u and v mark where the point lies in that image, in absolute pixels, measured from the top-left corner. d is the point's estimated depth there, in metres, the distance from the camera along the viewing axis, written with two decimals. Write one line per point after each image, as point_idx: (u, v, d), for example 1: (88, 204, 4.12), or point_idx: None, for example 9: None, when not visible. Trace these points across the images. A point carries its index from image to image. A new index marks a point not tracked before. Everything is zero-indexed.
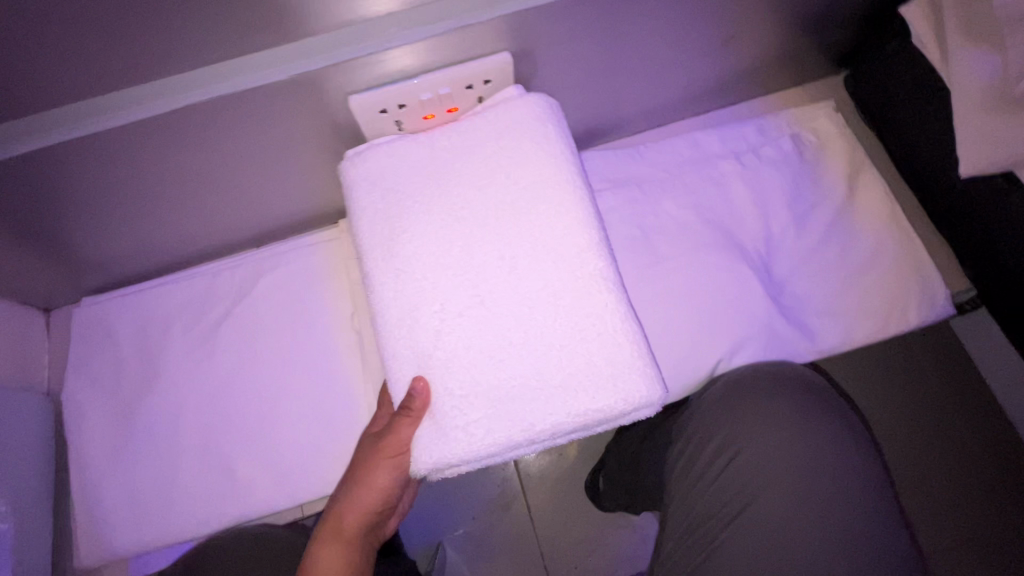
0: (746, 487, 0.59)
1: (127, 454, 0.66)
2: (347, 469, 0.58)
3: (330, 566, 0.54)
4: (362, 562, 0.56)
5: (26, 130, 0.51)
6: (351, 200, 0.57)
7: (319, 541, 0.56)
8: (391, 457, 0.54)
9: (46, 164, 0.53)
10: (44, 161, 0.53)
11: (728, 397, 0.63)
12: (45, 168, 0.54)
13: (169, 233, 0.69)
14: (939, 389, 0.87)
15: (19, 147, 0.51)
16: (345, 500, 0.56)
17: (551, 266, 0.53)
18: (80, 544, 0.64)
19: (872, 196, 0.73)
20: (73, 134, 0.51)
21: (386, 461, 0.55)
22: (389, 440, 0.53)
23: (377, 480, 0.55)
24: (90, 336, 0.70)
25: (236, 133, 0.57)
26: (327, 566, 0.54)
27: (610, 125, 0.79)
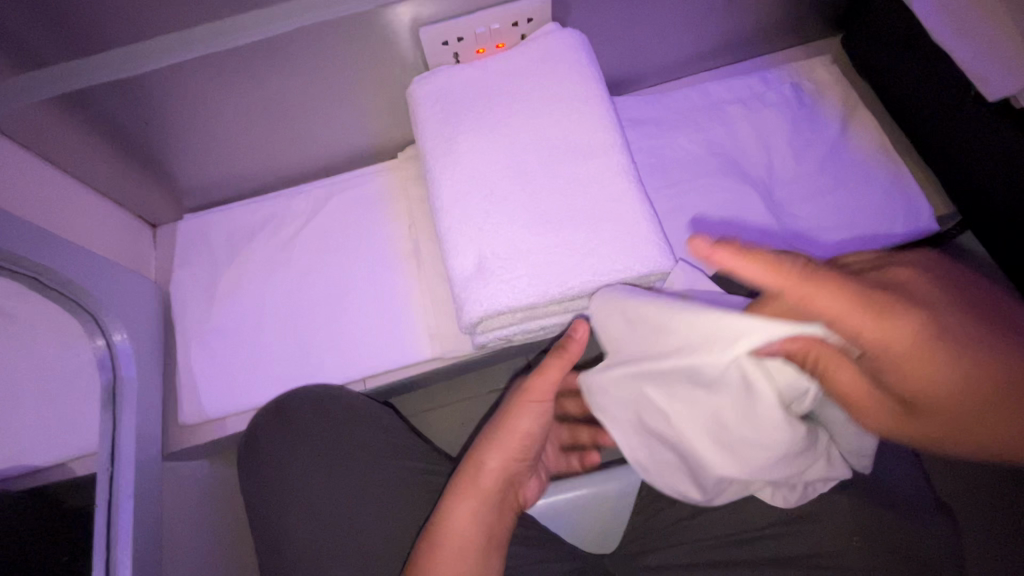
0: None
1: (220, 335, 0.79)
2: (489, 428, 0.66)
3: (462, 522, 0.60)
4: (489, 522, 0.61)
5: (160, 49, 0.63)
6: (419, 113, 0.70)
7: (453, 499, 0.61)
8: (533, 407, 0.65)
9: (172, 78, 0.65)
10: (171, 77, 0.65)
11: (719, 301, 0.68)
12: (171, 83, 0.66)
13: (257, 157, 0.83)
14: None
15: (155, 64, 0.63)
16: (481, 454, 0.63)
17: (580, 163, 0.65)
18: (182, 405, 0.76)
19: (865, 131, 0.83)
20: (195, 53, 0.63)
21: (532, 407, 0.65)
22: (536, 386, 0.65)
23: (520, 428, 0.65)
24: (192, 242, 0.84)
25: (327, 64, 0.70)
26: (459, 523, 0.59)
27: (631, 76, 0.90)
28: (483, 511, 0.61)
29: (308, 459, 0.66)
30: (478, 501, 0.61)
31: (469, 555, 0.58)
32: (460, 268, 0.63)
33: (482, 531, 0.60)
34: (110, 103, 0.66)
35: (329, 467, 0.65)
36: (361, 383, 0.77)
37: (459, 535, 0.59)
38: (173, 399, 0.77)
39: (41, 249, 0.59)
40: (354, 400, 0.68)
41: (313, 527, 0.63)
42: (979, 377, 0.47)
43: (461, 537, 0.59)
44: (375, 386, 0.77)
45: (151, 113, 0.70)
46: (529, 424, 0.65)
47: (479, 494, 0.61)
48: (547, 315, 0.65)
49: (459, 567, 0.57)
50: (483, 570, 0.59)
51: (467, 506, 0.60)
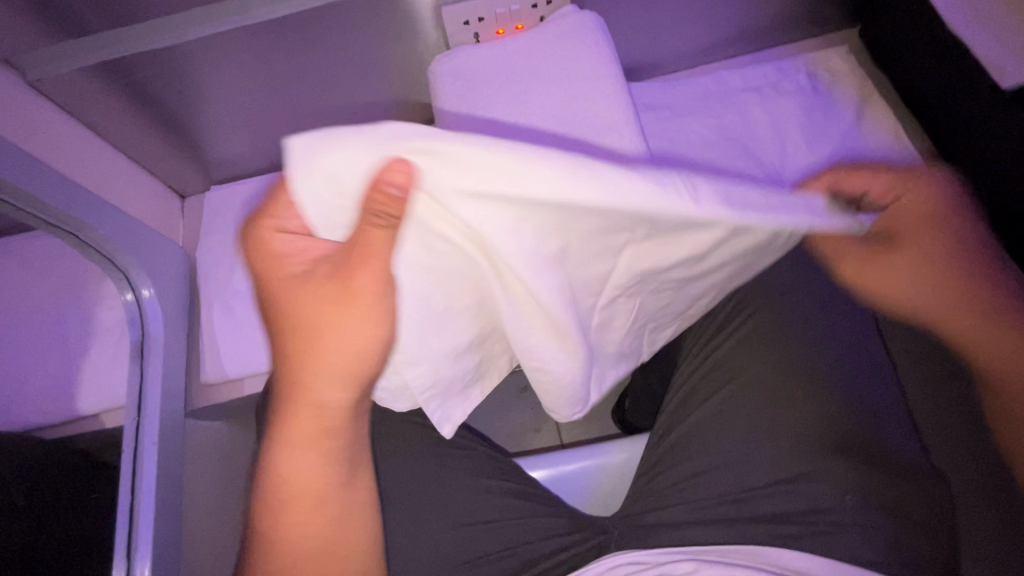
0: (724, 370, 0.66)
1: (243, 300, 0.83)
2: (291, 350, 0.56)
3: (302, 473, 0.59)
4: (335, 465, 0.60)
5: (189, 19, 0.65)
6: (439, 89, 0.72)
7: (284, 453, 0.58)
8: (357, 296, 0.49)
9: (202, 51, 0.68)
10: (201, 49, 0.68)
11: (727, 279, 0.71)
12: (201, 55, 0.69)
13: (281, 132, 0.86)
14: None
15: (185, 35, 0.66)
16: (309, 392, 0.56)
17: (595, 140, 0.67)
18: (205, 365, 0.80)
19: (881, 120, 0.83)
20: (223, 27, 0.66)
21: (359, 319, 0.50)
22: (364, 284, 0.48)
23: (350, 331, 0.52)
24: (217, 210, 0.90)
25: (349, 40, 0.73)
26: (300, 473, 0.59)
27: (649, 64, 0.92)
28: (327, 452, 0.59)
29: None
30: (314, 452, 0.58)
31: (326, 505, 0.59)
32: None
33: (329, 477, 0.59)
34: (144, 72, 0.69)
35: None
36: None
37: (302, 481, 0.59)
38: (197, 359, 0.81)
39: (76, 205, 0.62)
40: None
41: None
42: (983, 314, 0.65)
43: (311, 489, 0.59)
44: None
45: (183, 85, 0.73)
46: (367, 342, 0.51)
47: (318, 444, 0.58)
48: None
49: (323, 516, 0.59)
50: (358, 502, 0.61)
51: (309, 459, 0.58)
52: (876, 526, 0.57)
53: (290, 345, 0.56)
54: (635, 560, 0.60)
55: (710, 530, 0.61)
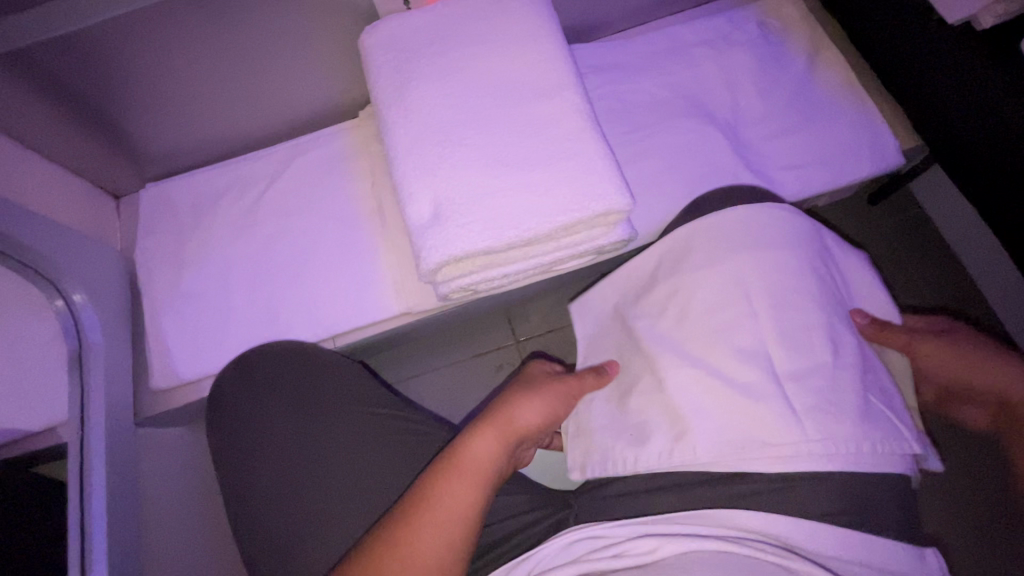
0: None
1: (186, 300, 0.78)
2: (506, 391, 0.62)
3: (479, 452, 0.53)
4: (500, 470, 0.53)
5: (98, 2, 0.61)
6: (370, 60, 0.68)
7: (475, 431, 0.55)
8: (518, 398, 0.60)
9: (115, 35, 0.64)
10: (112, 33, 0.63)
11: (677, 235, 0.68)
12: (114, 40, 0.64)
13: (215, 122, 0.82)
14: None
15: (93, 17, 0.61)
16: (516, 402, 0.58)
17: (535, 104, 0.64)
18: (152, 370, 0.76)
19: (833, 65, 0.81)
20: (133, 6, 0.62)
21: (539, 397, 0.60)
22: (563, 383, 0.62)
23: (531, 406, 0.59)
24: (154, 209, 0.83)
25: (275, 15, 0.69)
26: (476, 451, 0.53)
27: (593, 24, 0.88)
28: (503, 456, 0.54)
29: (267, 403, 0.62)
30: (499, 439, 0.55)
31: (476, 484, 0.51)
32: (417, 216, 0.62)
33: (498, 475, 0.53)
34: (54, 62, 0.65)
35: (290, 408, 0.62)
36: (331, 340, 0.76)
37: (479, 463, 0.52)
38: (145, 365, 0.77)
39: None
40: (310, 346, 0.66)
41: (271, 470, 0.59)
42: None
43: (475, 471, 0.52)
44: (345, 343, 0.76)
45: (99, 74, 0.68)
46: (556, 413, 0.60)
47: (505, 435, 0.55)
48: (510, 261, 0.64)
49: (457, 503, 0.49)
50: (473, 522, 0.50)
51: (490, 440, 0.54)
52: (853, 473, 0.50)
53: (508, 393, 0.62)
54: (590, 535, 0.52)
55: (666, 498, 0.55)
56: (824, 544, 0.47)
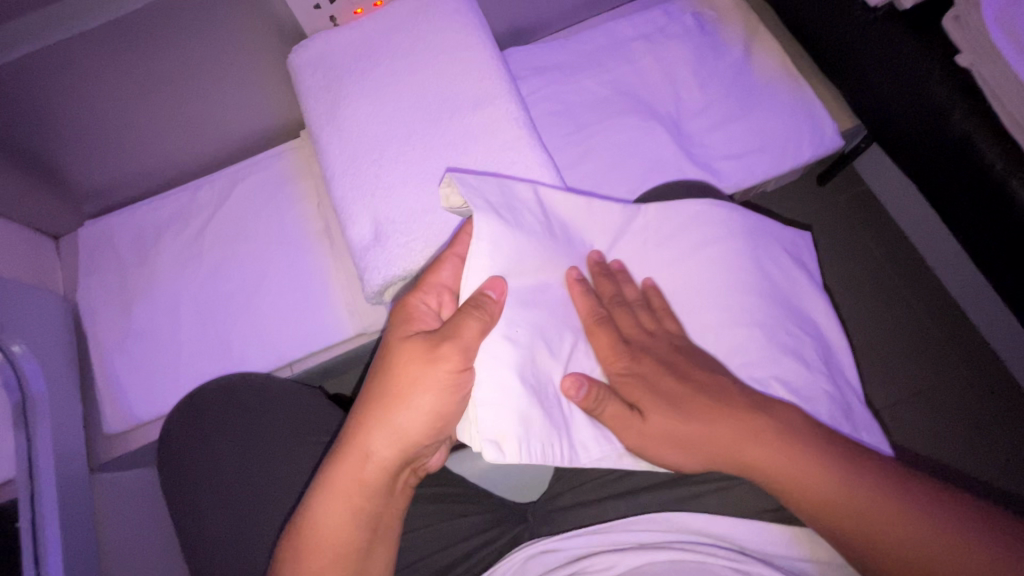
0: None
1: (135, 340, 0.76)
2: (371, 392, 0.52)
3: (337, 512, 0.50)
4: (375, 512, 0.52)
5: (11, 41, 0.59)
6: (300, 81, 0.66)
7: (327, 484, 0.51)
8: (388, 401, 0.50)
9: (32, 74, 0.61)
10: (32, 72, 0.61)
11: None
12: (32, 79, 0.62)
13: (150, 153, 0.79)
14: (879, 249, 1.02)
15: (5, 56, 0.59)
16: (364, 436, 0.51)
17: (470, 116, 0.63)
18: (105, 414, 0.74)
19: (769, 51, 0.82)
20: (48, 41, 0.59)
21: (415, 394, 0.49)
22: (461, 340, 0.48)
23: (416, 405, 0.50)
24: (94, 247, 0.81)
25: (200, 40, 0.67)
26: (334, 512, 0.50)
27: (532, 24, 0.87)
28: (371, 497, 0.51)
29: (212, 443, 0.61)
30: (360, 490, 0.51)
31: (349, 532, 0.50)
32: (358, 236, 0.61)
33: (371, 519, 0.51)
34: None
35: (236, 447, 0.61)
36: (288, 368, 0.75)
37: (341, 522, 0.50)
38: (97, 410, 0.75)
39: None
40: (264, 377, 0.65)
41: (220, 512, 0.58)
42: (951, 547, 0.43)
43: (340, 532, 0.50)
44: (303, 369, 0.75)
45: (20, 116, 0.65)
46: (428, 405, 0.50)
47: (365, 481, 0.51)
48: None
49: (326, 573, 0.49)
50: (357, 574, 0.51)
51: (347, 493, 0.51)
52: None
53: (364, 396, 0.52)
54: (543, 551, 0.53)
55: (616, 504, 0.56)
56: (770, 542, 0.50)
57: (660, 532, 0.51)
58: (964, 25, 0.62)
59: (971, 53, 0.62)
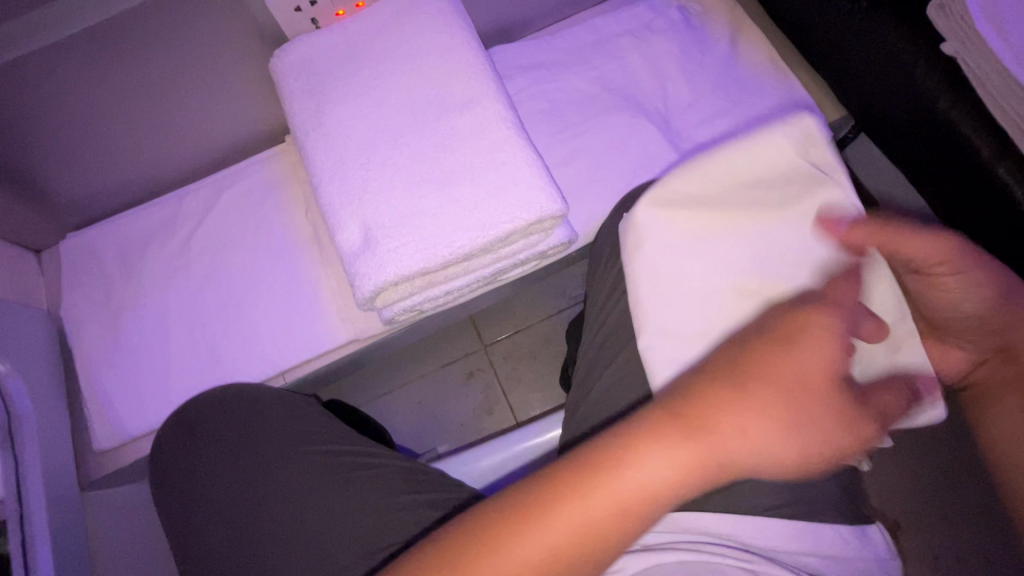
0: (619, 339, 0.63)
1: (122, 354, 0.75)
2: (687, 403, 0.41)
3: (592, 524, 0.38)
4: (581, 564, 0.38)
5: None
6: (283, 85, 0.65)
7: (586, 498, 0.38)
8: (739, 407, 0.40)
9: (8, 85, 0.60)
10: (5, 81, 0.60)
11: (614, 233, 0.68)
12: (9, 90, 0.61)
13: (133, 162, 0.78)
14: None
15: None
16: (655, 451, 0.39)
17: (457, 117, 0.62)
18: (94, 432, 0.72)
19: (755, 44, 0.82)
20: (25, 50, 0.58)
21: (756, 406, 0.39)
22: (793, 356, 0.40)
23: (721, 423, 0.39)
24: (77, 261, 0.79)
25: (179, 46, 0.65)
26: (589, 520, 0.38)
27: (517, 22, 0.86)
28: (605, 535, 0.38)
29: (205, 457, 0.60)
30: (617, 515, 0.38)
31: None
32: (348, 243, 0.60)
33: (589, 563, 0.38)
34: None
35: (232, 460, 0.60)
36: (281, 377, 0.74)
37: (569, 545, 0.37)
38: (86, 427, 0.73)
39: None
40: (256, 388, 0.64)
41: (216, 527, 0.57)
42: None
43: (526, 567, 0.37)
44: (295, 377, 0.75)
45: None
46: (664, 482, 0.38)
47: (632, 509, 0.38)
48: (448, 278, 0.63)
49: None
50: None
51: (602, 518, 0.38)
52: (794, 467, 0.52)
53: (536, 477, 0.40)
54: None
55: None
56: (771, 540, 0.48)
57: (660, 533, 0.51)
58: (949, 14, 0.62)
59: (957, 41, 0.62)
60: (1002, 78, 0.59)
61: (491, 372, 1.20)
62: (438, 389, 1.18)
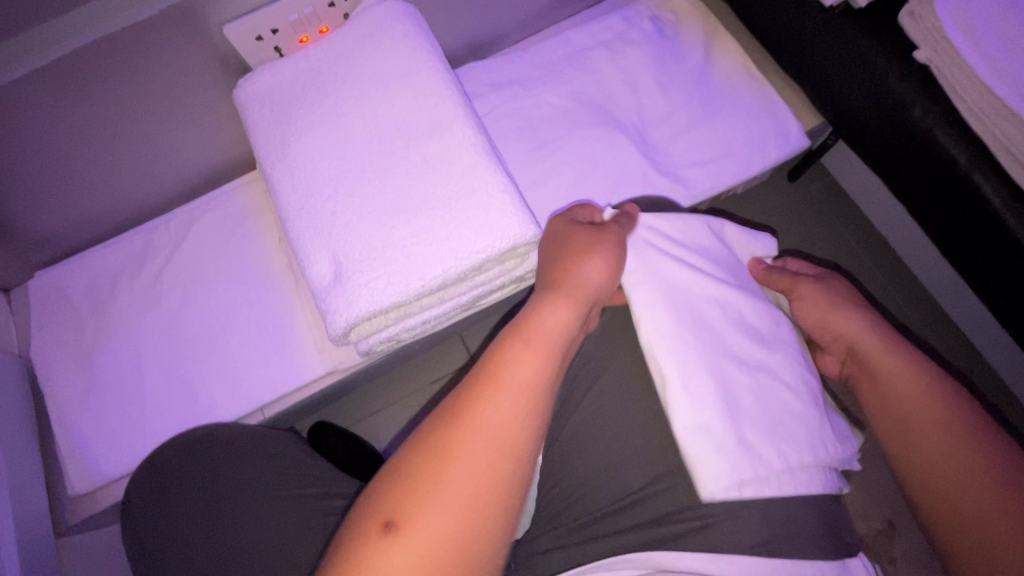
0: (593, 365, 0.61)
1: (94, 394, 0.73)
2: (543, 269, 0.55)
3: (522, 376, 0.46)
4: (529, 411, 0.45)
5: None
6: (247, 115, 0.64)
7: (504, 351, 0.47)
8: (586, 273, 0.53)
9: None
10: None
11: None
12: None
13: (99, 196, 0.76)
14: (849, 242, 1.03)
15: None
16: (542, 308, 0.50)
17: (425, 143, 0.61)
18: (69, 476, 0.71)
19: (729, 53, 0.81)
20: None
21: (586, 257, 0.53)
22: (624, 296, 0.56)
23: (580, 277, 0.52)
24: (46, 300, 0.77)
25: (137, 80, 0.63)
26: (518, 374, 0.46)
27: (488, 38, 0.85)
28: (533, 387, 0.46)
29: (178, 503, 0.59)
30: (538, 355, 0.47)
31: (494, 498, 0.41)
32: (318, 277, 0.59)
33: (532, 406, 0.45)
34: None
35: (204, 505, 0.58)
36: (260, 412, 0.73)
37: (512, 392, 0.45)
38: (60, 471, 0.72)
39: None
40: (231, 428, 0.62)
41: None
42: (966, 465, 0.50)
43: (485, 425, 0.43)
44: (274, 412, 0.73)
45: None
46: (563, 325, 0.50)
47: (544, 348, 0.48)
48: (422, 309, 0.62)
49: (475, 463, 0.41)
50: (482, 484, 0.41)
51: (528, 362, 0.47)
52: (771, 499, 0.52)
53: (463, 379, 0.46)
54: None
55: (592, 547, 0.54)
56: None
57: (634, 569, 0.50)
58: (920, 20, 0.61)
59: (930, 48, 0.61)
60: (975, 86, 0.58)
61: None
62: (426, 407, 1.17)
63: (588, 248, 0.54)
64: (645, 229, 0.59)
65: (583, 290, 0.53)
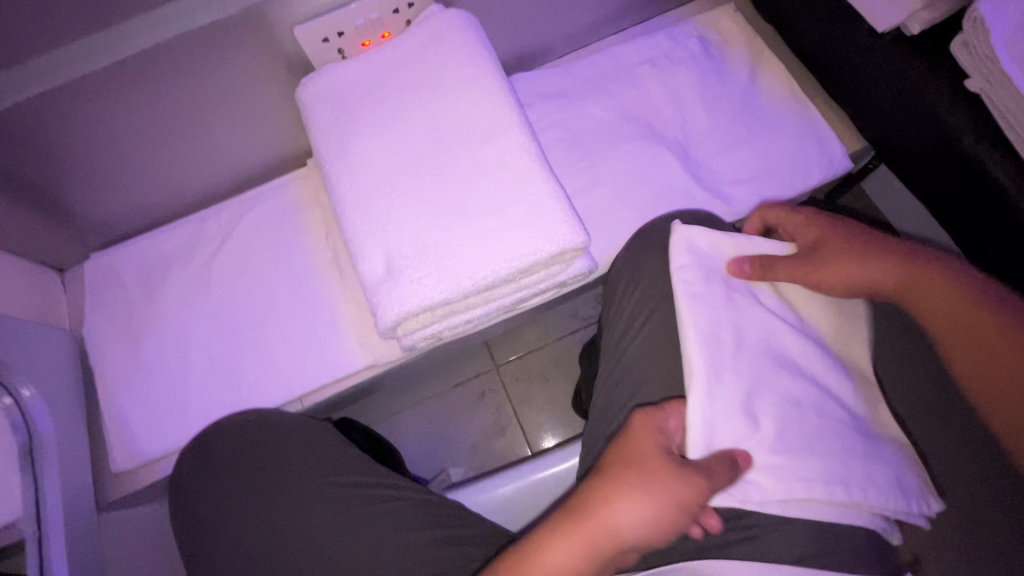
0: (635, 375, 0.63)
1: (138, 373, 0.75)
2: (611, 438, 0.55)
3: (553, 571, 0.49)
4: None
5: (18, 83, 0.60)
6: (309, 113, 0.66)
7: (549, 536, 0.51)
8: (649, 449, 0.51)
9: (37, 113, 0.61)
10: (38, 108, 0.61)
11: (635, 263, 0.68)
12: (38, 116, 0.62)
13: (158, 185, 0.79)
14: None
15: (15, 97, 0.59)
16: (601, 501, 0.51)
17: (479, 147, 0.63)
18: (113, 453, 0.73)
19: (775, 75, 0.82)
20: (52, 82, 0.60)
21: (646, 435, 0.52)
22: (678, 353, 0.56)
23: (637, 443, 0.52)
24: (100, 282, 0.80)
25: (207, 76, 0.67)
26: (550, 569, 0.49)
27: (536, 50, 0.87)
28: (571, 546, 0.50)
29: (225, 485, 0.60)
30: (579, 557, 0.50)
31: None
32: (370, 272, 0.61)
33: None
34: None
35: (250, 488, 0.60)
36: (298, 402, 0.75)
37: None
38: (105, 446, 0.74)
39: None
40: (277, 415, 0.64)
41: (233, 556, 0.57)
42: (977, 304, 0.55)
43: None
44: (313, 402, 0.75)
45: (31, 153, 0.66)
46: (623, 534, 0.50)
47: (587, 554, 0.50)
48: (468, 309, 0.63)
49: None
50: None
51: (567, 557, 0.49)
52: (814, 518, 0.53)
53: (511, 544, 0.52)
54: None
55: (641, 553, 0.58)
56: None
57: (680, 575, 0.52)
58: (974, 50, 0.62)
59: (982, 78, 0.62)
60: None
61: (502, 392, 1.19)
62: (449, 409, 1.18)
63: (650, 432, 0.53)
64: (702, 238, 0.61)
65: (661, 426, 0.53)
